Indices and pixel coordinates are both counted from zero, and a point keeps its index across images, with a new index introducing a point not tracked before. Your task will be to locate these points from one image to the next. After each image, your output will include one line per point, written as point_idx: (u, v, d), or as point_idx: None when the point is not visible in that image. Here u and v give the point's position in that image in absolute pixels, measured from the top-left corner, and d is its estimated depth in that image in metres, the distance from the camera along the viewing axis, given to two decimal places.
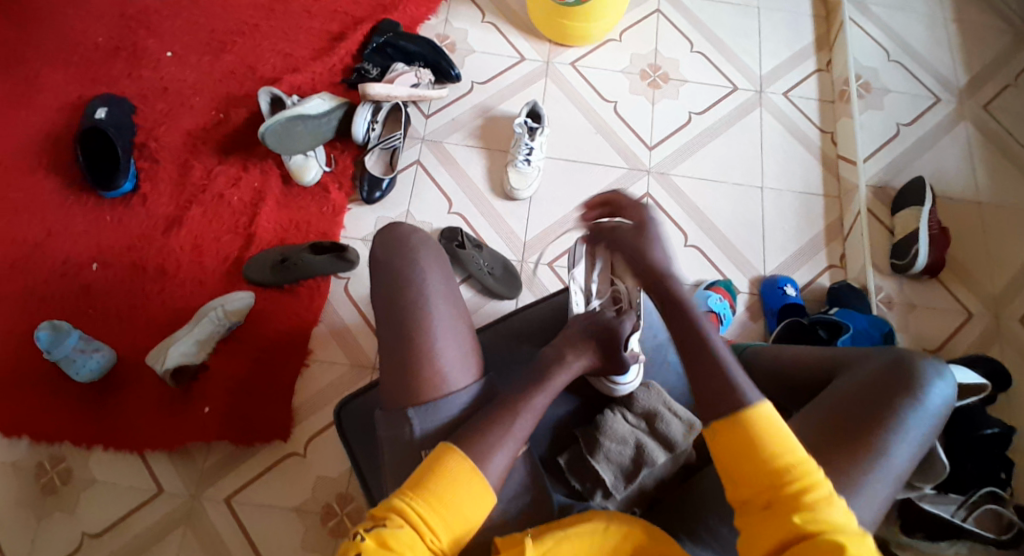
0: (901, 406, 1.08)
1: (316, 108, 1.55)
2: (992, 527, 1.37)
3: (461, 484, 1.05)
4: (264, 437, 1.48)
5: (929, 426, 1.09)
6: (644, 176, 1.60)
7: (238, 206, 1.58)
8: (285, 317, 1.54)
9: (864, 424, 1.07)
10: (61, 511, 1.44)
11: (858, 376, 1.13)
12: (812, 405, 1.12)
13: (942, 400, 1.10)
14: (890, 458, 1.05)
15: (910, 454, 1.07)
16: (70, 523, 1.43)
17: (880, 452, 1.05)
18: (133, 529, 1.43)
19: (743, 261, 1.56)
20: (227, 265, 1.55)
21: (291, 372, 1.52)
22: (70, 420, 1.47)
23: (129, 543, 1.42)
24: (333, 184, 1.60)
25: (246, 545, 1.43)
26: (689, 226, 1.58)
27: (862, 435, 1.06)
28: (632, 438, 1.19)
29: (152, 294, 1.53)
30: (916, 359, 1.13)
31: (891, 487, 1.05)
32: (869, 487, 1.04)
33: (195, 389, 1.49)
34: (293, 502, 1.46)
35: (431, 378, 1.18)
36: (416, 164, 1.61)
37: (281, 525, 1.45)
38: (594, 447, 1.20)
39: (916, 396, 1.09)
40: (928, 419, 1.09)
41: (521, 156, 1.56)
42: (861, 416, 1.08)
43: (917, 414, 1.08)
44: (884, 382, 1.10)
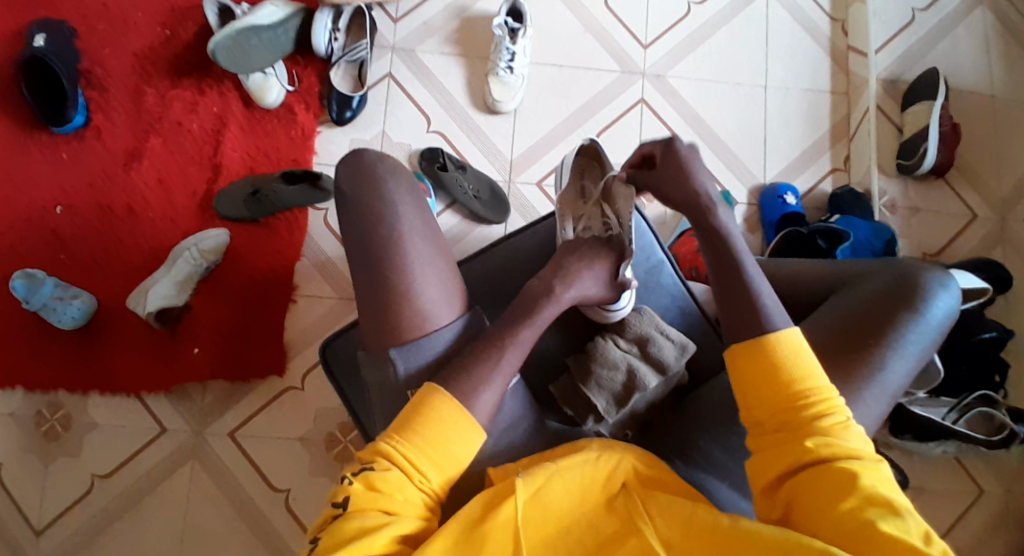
0: (900, 323, 1.05)
1: (269, 17, 1.41)
2: (981, 428, 1.39)
3: (442, 419, 1.03)
4: (258, 374, 1.47)
5: (928, 341, 1.06)
6: (638, 80, 1.47)
7: (200, 133, 1.47)
8: (264, 250, 1.48)
9: (862, 345, 1.05)
10: (66, 456, 1.46)
11: (857, 293, 1.10)
12: (808, 323, 1.10)
13: (943, 312, 1.07)
14: (885, 377, 1.03)
15: (906, 371, 1.05)
16: (77, 467, 1.46)
17: (875, 371, 1.03)
18: (142, 468, 1.46)
19: (742, 169, 1.48)
20: (197, 201, 1.46)
21: (278, 308, 1.48)
22: (62, 367, 1.46)
23: (137, 482, 1.46)
24: (299, 104, 1.48)
25: (255, 477, 1.47)
26: (686, 132, 1.46)
27: (858, 356, 1.04)
28: (624, 365, 1.17)
29: (124, 236, 1.45)
30: (919, 272, 1.09)
31: (885, 404, 1.04)
32: (863, 407, 1.03)
33: (181, 330, 1.47)
34: (296, 433, 1.49)
35: (412, 317, 1.15)
36: (388, 78, 1.48)
37: (286, 456, 1.48)
38: (585, 376, 1.18)
39: (917, 312, 1.06)
40: (927, 334, 1.06)
41: (502, 63, 1.43)
42: (859, 338, 1.05)
43: (917, 329, 1.05)
44: (884, 299, 1.07)
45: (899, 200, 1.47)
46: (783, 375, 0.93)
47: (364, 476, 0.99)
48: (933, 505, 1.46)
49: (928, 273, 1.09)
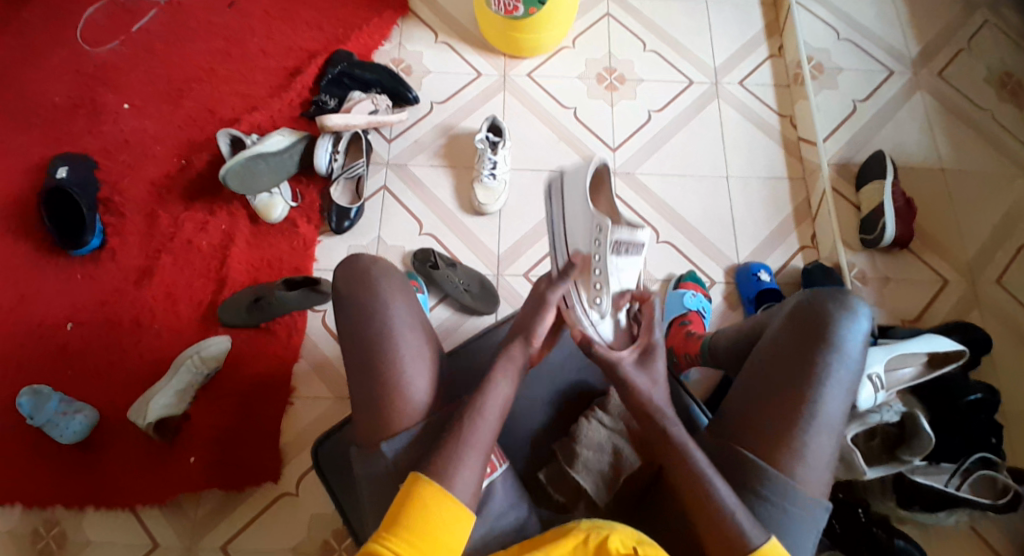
0: (820, 355, 1.10)
1: (276, 145, 1.54)
2: (987, 493, 1.34)
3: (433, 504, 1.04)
4: (253, 480, 1.47)
5: (853, 365, 1.10)
6: (609, 178, 1.61)
7: (207, 250, 1.57)
8: (262, 358, 1.54)
9: (795, 380, 1.09)
10: None
11: (772, 331, 1.15)
12: (746, 374, 1.14)
13: (858, 338, 1.11)
14: (823, 412, 1.07)
15: (841, 399, 1.09)
16: None
17: (814, 404, 1.08)
18: None
19: (716, 252, 1.57)
20: (202, 311, 1.54)
21: (276, 411, 1.51)
22: (58, 484, 1.45)
23: None
24: (301, 218, 1.59)
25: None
26: (659, 222, 1.59)
27: (793, 390, 1.09)
28: (612, 444, 1.16)
29: (130, 348, 1.52)
30: (825, 301, 1.13)
31: (834, 432, 1.08)
32: (812, 441, 1.07)
33: (179, 440, 1.48)
34: (291, 541, 1.46)
35: (408, 409, 1.14)
36: (383, 190, 1.61)
37: None
38: (572, 459, 1.17)
39: (833, 343, 1.10)
40: (850, 360, 1.10)
41: (486, 170, 1.57)
42: (790, 372, 1.10)
43: (839, 356, 1.10)
44: (801, 331, 1.12)
45: (865, 285, 1.53)
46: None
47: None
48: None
49: (836, 304, 1.13)
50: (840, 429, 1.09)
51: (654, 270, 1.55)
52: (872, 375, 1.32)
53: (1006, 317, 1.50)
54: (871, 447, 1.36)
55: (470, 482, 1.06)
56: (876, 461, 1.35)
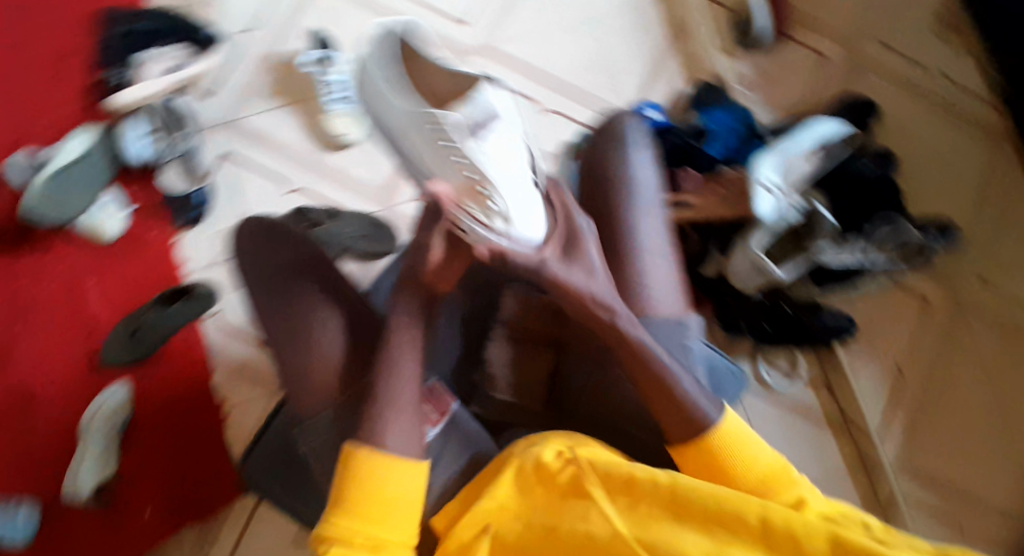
0: (615, 194, 1.06)
1: (76, 149, 1.27)
2: (894, 250, 1.35)
3: (372, 478, 0.89)
4: (224, 500, 1.30)
5: (649, 189, 1.08)
6: (477, 55, 1.42)
7: (58, 297, 1.34)
8: (174, 381, 1.33)
9: (607, 224, 1.05)
10: None
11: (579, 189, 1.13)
12: None
13: (647, 163, 1.09)
14: (641, 243, 1.03)
15: (654, 226, 1.05)
16: None
17: (629, 238, 1.03)
18: None
19: (603, 103, 1.44)
20: (85, 363, 1.32)
21: (214, 426, 1.33)
22: None
23: None
24: (147, 221, 1.36)
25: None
26: (537, 91, 1.43)
27: (607, 235, 1.04)
28: (516, 352, 1.10)
29: (20, 434, 1.28)
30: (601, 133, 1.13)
31: (660, 257, 1.04)
32: (643, 272, 1.02)
33: (121, 499, 1.28)
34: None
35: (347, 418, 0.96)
36: (223, 157, 1.39)
37: None
38: (487, 381, 1.10)
39: (620, 178, 1.07)
40: (646, 188, 1.07)
41: (329, 96, 1.38)
42: (603, 221, 1.05)
43: (632, 187, 1.07)
44: (592, 182, 1.09)
45: (752, 91, 1.46)
46: (733, 470, 0.90)
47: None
48: (885, 339, 1.45)
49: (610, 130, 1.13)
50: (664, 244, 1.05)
51: (547, 145, 1.40)
52: (770, 173, 1.29)
53: (888, 73, 1.54)
54: (782, 244, 1.32)
55: (407, 432, 0.92)
56: (786, 254, 1.33)
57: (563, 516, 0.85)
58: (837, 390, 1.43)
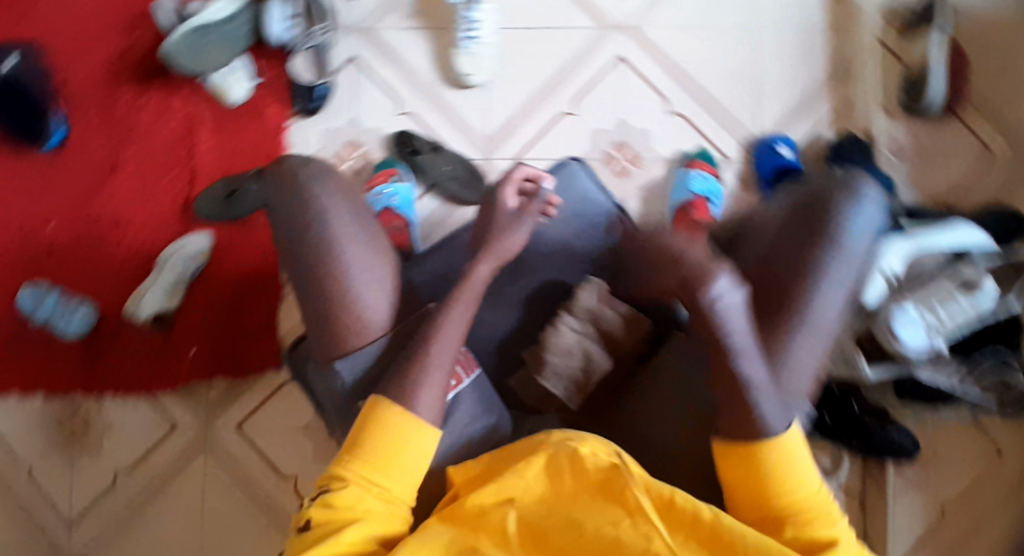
0: (817, 251, 0.93)
1: (222, 12, 1.36)
2: (991, 388, 1.24)
3: (395, 434, 0.90)
4: (259, 367, 1.45)
5: (857, 264, 0.94)
6: (615, 34, 1.39)
7: (173, 138, 1.46)
8: (244, 254, 1.46)
9: (789, 283, 0.93)
10: (86, 456, 1.44)
11: (772, 227, 0.99)
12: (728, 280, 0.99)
13: (866, 236, 0.94)
14: (816, 319, 0.92)
15: (840, 304, 0.93)
16: (97, 464, 1.44)
17: (806, 309, 0.92)
18: (152, 470, 1.44)
19: (732, 121, 1.37)
20: (181, 205, 1.46)
21: (270, 302, 1.47)
22: (62, 374, 1.45)
23: (150, 481, 1.43)
24: (266, 98, 1.44)
25: (280, 480, 1.43)
26: (669, 87, 1.38)
27: (783, 293, 0.93)
28: (579, 350, 1.06)
29: (114, 245, 1.46)
30: (830, 187, 0.96)
31: (824, 340, 0.93)
32: (795, 346, 0.91)
33: (176, 329, 1.45)
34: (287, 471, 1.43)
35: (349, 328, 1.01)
36: (351, 61, 1.44)
37: (292, 444, 1.44)
38: (539, 365, 1.07)
39: (834, 240, 0.93)
40: (852, 265, 0.93)
41: (463, 33, 1.38)
42: (784, 276, 0.93)
43: (839, 255, 0.93)
44: (795, 232, 0.95)
45: (899, 162, 1.33)
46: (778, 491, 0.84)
47: (301, 538, 0.86)
48: (941, 477, 1.29)
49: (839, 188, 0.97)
50: (833, 331, 0.93)
51: (660, 147, 1.38)
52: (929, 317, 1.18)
53: None
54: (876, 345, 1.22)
55: (434, 398, 0.93)
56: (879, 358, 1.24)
57: (594, 515, 0.81)
58: (868, 513, 1.28)
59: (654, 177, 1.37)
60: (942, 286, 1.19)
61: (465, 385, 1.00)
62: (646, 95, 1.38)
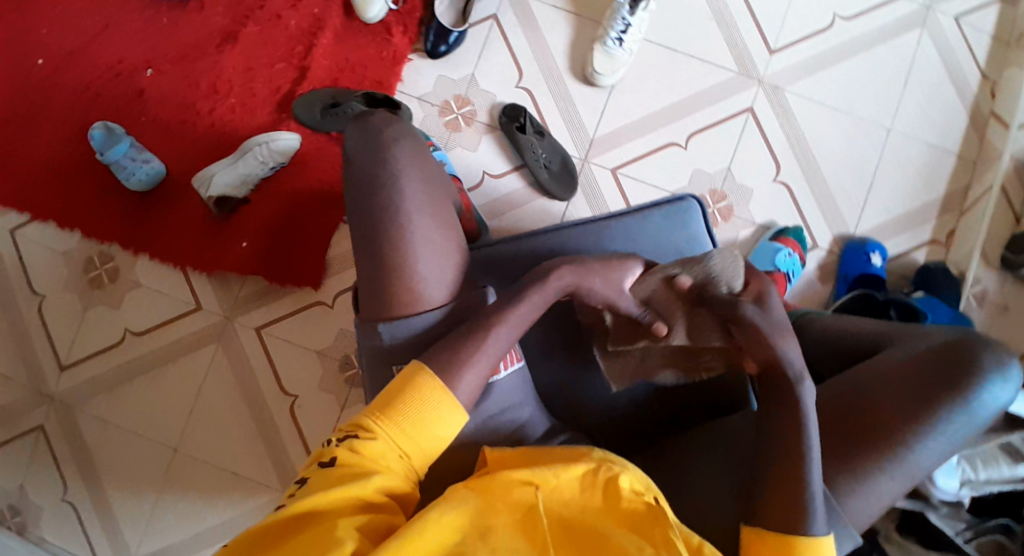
0: (945, 399, 0.95)
1: None
2: None
3: (429, 411, 0.91)
4: (296, 281, 1.48)
5: (974, 428, 0.96)
6: (753, 87, 1.37)
7: (295, 31, 1.45)
8: (323, 168, 1.47)
9: (903, 417, 0.95)
10: (107, 303, 1.49)
11: (909, 352, 1.00)
12: (844, 382, 1.00)
13: (997, 405, 0.96)
14: (913, 462, 0.94)
15: (940, 455, 0.96)
16: (113, 315, 1.49)
17: (907, 449, 0.94)
18: (163, 339, 1.49)
19: (833, 212, 1.35)
20: (277, 97, 1.46)
21: (327, 224, 1.48)
22: (115, 221, 1.48)
23: (159, 348, 1.49)
24: (397, 25, 1.43)
25: (282, 397, 1.48)
26: (785, 155, 1.36)
27: (893, 425, 0.95)
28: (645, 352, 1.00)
29: (202, 113, 1.46)
30: (980, 348, 0.97)
31: (907, 482, 0.96)
32: (882, 478, 0.94)
33: (236, 218, 1.48)
34: (291, 391, 1.48)
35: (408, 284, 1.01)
36: (492, 19, 1.41)
37: (302, 363, 1.49)
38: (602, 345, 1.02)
39: (965, 395, 0.95)
40: (970, 425, 0.96)
41: (613, 33, 1.34)
42: (903, 408, 0.95)
43: (964, 413, 0.95)
44: (931, 372, 0.97)
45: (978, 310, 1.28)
46: None
47: (322, 474, 0.86)
48: None
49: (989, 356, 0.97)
50: (921, 475, 0.96)
51: (756, 212, 1.36)
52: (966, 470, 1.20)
53: None
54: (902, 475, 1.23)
55: (471, 384, 0.93)
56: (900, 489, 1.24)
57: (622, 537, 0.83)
58: None
59: (738, 236, 1.36)
60: (987, 451, 1.21)
61: (501, 376, 1.00)
62: (760, 157, 1.37)
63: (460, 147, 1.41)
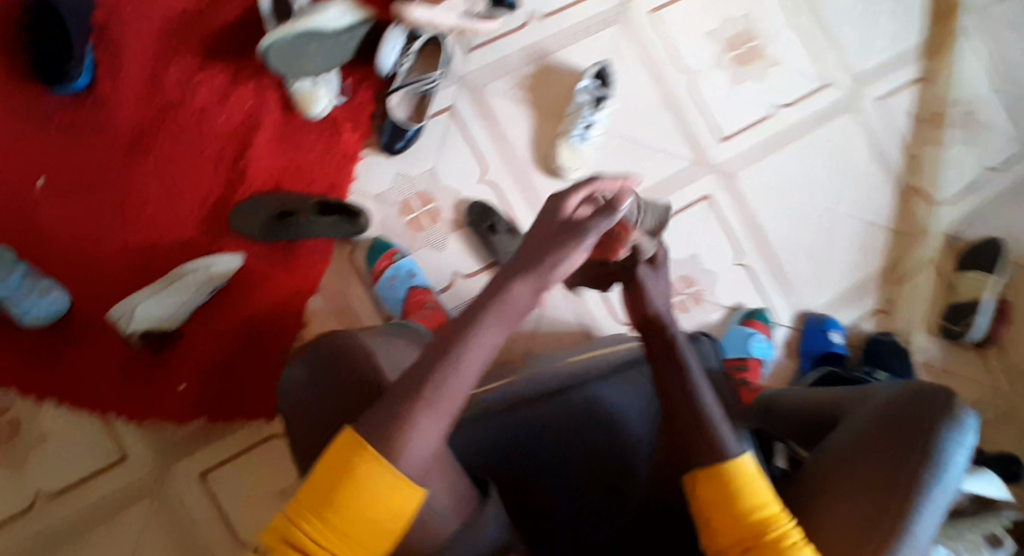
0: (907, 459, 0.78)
1: (334, 23, 1.24)
2: None
3: (376, 497, 0.71)
4: (248, 414, 1.23)
5: (948, 498, 0.78)
6: (708, 173, 1.43)
7: (222, 129, 1.30)
8: (270, 289, 1.25)
9: (868, 490, 0.79)
10: (5, 467, 1.17)
11: (874, 407, 0.85)
12: (823, 457, 0.86)
13: (961, 458, 0.79)
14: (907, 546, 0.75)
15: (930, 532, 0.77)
16: (13, 482, 1.16)
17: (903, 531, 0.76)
18: (82, 503, 1.17)
19: (790, 289, 1.42)
20: (206, 207, 1.27)
21: (281, 348, 1.25)
22: (1, 366, 1.18)
23: (79, 516, 1.17)
24: (346, 120, 1.33)
25: (237, 547, 1.20)
26: (745, 241, 1.42)
27: (886, 502, 0.78)
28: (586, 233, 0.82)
29: (113, 229, 1.24)
30: (937, 393, 0.81)
31: None
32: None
33: (168, 355, 1.21)
34: (251, 540, 1.20)
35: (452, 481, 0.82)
36: (449, 110, 1.38)
37: (262, 509, 1.22)
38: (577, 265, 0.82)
39: (932, 448, 0.78)
40: (944, 499, 0.77)
41: (577, 128, 1.37)
42: (888, 474, 0.79)
43: (938, 481, 0.77)
44: (896, 420, 0.82)
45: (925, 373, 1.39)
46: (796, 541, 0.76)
47: None
48: None
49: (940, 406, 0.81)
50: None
51: (723, 295, 1.39)
52: None
53: None
54: None
55: None
56: None
57: None
58: None
59: (710, 319, 1.38)
60: None
61: None
62: (723, 241, 1.41)
63: (427, 247, 1.32)
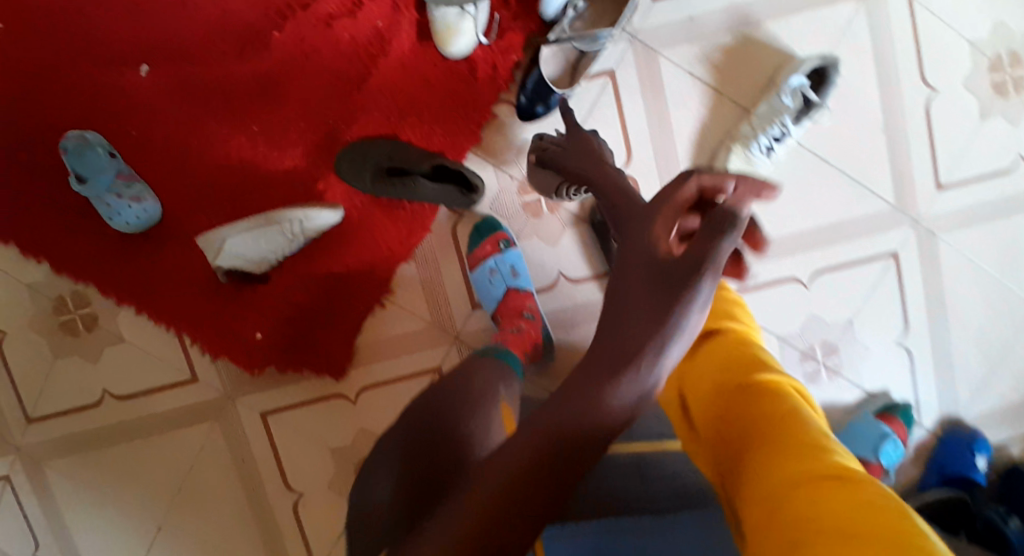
0: None
1: None
2: None
3: None
4: (316, 368, 1.16)
5: None
6: (905, 225, 1.16)
7: (345, 47, 1.12)
8: (362, 247, 1.15)
9: None
10: (81, 356, 1.17)
11: None
12: None
13: None
14: None
15: None
16: (87, 372, 1.17)
17: None
18: (148, 409, 1.18)
19: (949, 386, 1.18)
20: (316, 134, 1.13)
21: (362, 311, 1.16)
22: (84, 258, 1.14)
23: (144, 420, 1.18)
24: (484, 64, 1.13)
25: (284, 491, 1.18)
26: (919, 319, 1.17)
27: None
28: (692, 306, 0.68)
29: (213, 136, 1.13)
30: None
31: None
32: None
33: (249, 293, 1.15)
34: (296, 486, 1.18)
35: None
36: (609, 74, 1.14)
37: (313, 462, 1.18)
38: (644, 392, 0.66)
39: None
40: None
41: (764, 139, 1.12)
42: None
43: None
44: None
45: None
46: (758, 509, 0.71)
47: None
48: None
49: None
50: None
51: (863, 376, 1.18)
52: None
53: None
54: None
55: None
56: None
57: None
58: None
59: (840, 397, 1.18)
60: None
61: None
62: (891, 311, 1.17)
63: (538, 238, 1.16)
